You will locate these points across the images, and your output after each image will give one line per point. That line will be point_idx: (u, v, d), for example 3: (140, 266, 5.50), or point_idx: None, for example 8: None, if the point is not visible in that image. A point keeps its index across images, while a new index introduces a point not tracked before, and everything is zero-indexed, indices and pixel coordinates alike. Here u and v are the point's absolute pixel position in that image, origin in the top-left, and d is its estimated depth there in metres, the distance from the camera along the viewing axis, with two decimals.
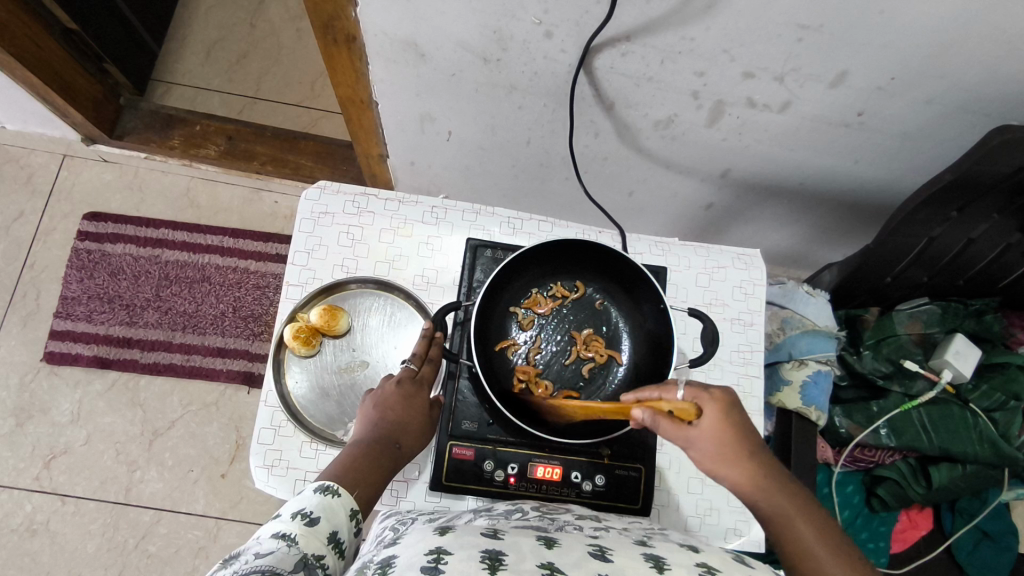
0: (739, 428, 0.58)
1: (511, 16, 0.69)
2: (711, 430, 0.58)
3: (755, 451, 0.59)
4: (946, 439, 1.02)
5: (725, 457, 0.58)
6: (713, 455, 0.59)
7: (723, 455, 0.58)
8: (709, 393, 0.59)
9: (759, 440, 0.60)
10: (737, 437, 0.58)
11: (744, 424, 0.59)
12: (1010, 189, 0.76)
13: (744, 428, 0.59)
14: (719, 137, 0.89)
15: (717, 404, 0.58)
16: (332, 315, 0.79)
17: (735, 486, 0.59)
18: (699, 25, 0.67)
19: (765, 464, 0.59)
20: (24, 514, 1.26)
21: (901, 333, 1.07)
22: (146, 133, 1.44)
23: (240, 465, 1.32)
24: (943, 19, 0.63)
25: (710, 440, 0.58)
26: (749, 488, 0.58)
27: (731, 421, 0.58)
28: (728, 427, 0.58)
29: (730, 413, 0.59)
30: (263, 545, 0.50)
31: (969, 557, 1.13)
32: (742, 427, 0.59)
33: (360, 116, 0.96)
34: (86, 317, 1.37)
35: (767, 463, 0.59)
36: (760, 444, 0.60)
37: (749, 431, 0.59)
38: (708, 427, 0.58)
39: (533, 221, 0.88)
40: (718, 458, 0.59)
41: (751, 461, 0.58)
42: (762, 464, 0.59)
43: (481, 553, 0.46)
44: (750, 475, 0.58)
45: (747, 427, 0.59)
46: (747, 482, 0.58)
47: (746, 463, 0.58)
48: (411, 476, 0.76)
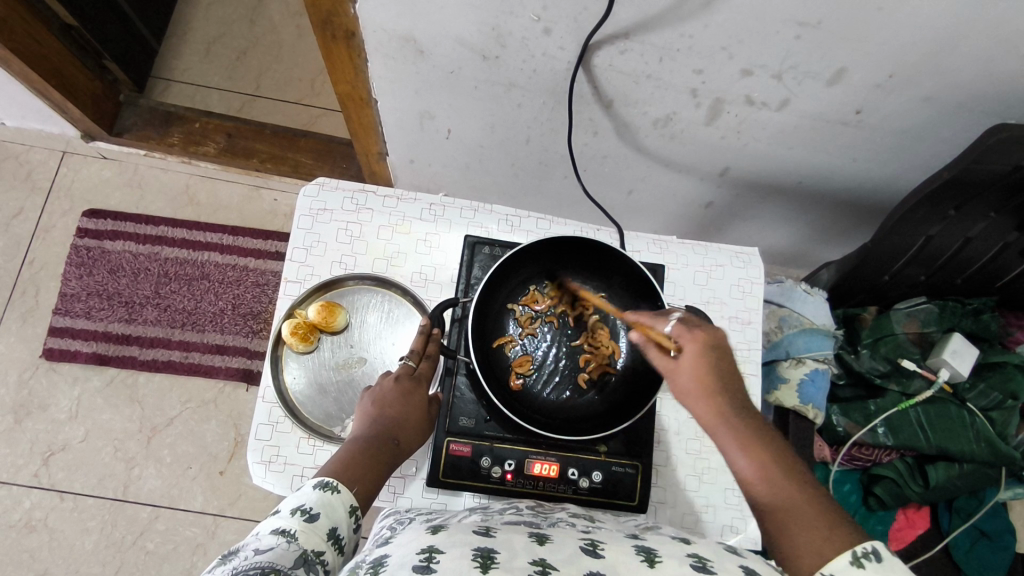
0: (720, 361, 0.60)
1: (510, 13, 0.69)
2: (687, 360, 0.60)
3: (732, 387, 0.60)
4: (943, 438, 1.03)
5: (697, 389, 0.60)
6: (687, 386, 0.60)
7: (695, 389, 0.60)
8: (692, 330, 0.62)
9: (739, 378, 0.61)
10: (714, 370, 0.60)
11: (727, 361, 0.61)
12: (1007, 188, 0.76)
13: (723, 367, 0.60)
14: (718, 135, 0.89)
15: (699, 339, 0.61)
16: (330, 311, 0.78)
17: (705, 420, 0.59)
18: (697, 22, 0.67)
19: (736, 406, 0.59)
20: (22, 511, 1.26)
21: (899, 333, 1.06)
22: (145, 130, 1.43)
23: (239, 462, 1.32)
24: (941, 16, 0.63)
25: (686, 370, 0.60)
26: (717, 422, 0.58)
27: (712, 355, 0.60)
28: (707, 359, 0.60)
29: (711, 349, 0.61)
30: (262, 541, 0.51)
31: (966, 555, 1.13)
32: (724, 361, 0.61)
33: (359, 114, 0.96)
34: (85, 314, 1.38)
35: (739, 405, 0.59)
36: (738, 382, 0.61)
37: (731, 369, 0.61)
38: (686, 358, 0.61)
39: (532, 218, 0.88)
40: (692, 390, 0.60)
41: (720, 398, 0.59)
42: (736, 400, 0.59)
43: (473, 551, 0.46)
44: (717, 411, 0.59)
45: (728, 364, 0.61)
46: (713, 415, 0.58)
47: (716, 397, 0.59)
48: (408, 472, 0.76)
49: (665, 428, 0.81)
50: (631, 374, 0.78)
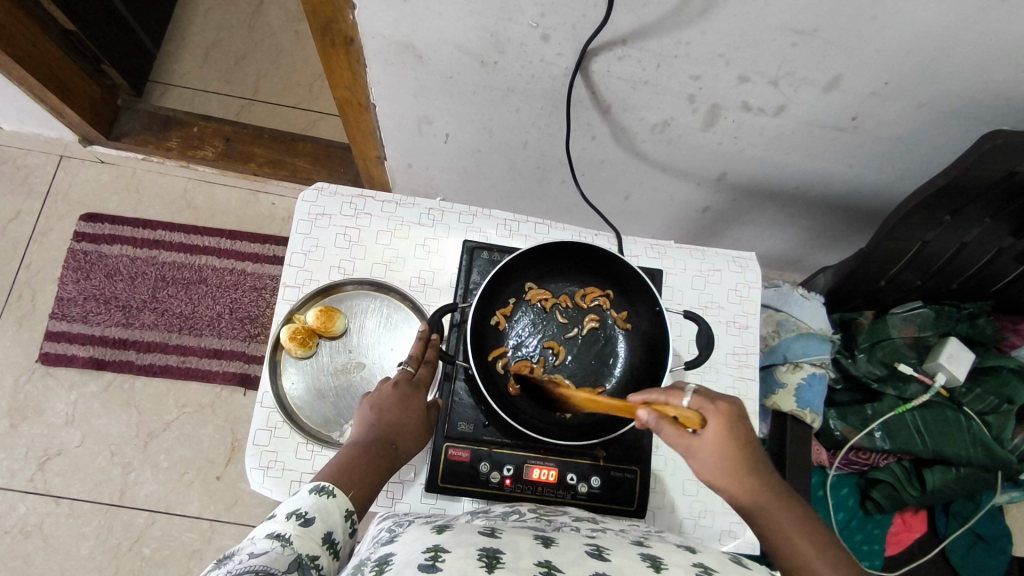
0: (743, 439, 0.59)
1: (508, 19, 0.70)
2: (714, 441, 0.59)
3: (760, 465, 0.60)
4: (940, 442, 1.03)
5: (726, 470, 0.59)
6: (714, 466, 0.59)
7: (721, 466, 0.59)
8: (714, 405, 0.60)
9: (763, 455, 0.61)
10: (741, 449, 0.59)
11: (748, 436, 0.60)
12: (1002, 194, 0.77)
13: (746, 442, 0.59)
14: (715, 140, 0.89)
15: (723, 417, 0.59)
16: (329, 316, 0.79)
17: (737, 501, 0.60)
18: (695, 29, 0.68)
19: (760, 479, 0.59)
20: (17, 516, 1.26)
21: (895, 337, 1.07)
22: (143, 135, 1.44)
23: (236, 467, 1.32)
24: (936, 24, 0.63)
25: (713, 452, 0.59)
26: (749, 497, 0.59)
27: (737, 433, 0.59)
28: (733, 439, 0.59)
29: (734, 425, 0.59)
30: (257, 545, 0.50)
31: (962, 560, 1.14)
32: (747, 438, 0.59)
33: (357, 119, 0.96)
34: (82, 318, 1.37)
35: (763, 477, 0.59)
36: (760, 453, 0.60)
37: (752, 443, 0.60)
38: (710, 438, 0.59)
39: (530, 223, 0.88)
40: (719, 471, 0.59)
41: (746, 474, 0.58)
42: (767, 479, 0.59)
43: (479, 551, 0.46)
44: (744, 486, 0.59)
45: (751, 441, 0.60)
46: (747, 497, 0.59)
47: (744, 472, 0.59)
48: (406, 477, 0.76)
49: None
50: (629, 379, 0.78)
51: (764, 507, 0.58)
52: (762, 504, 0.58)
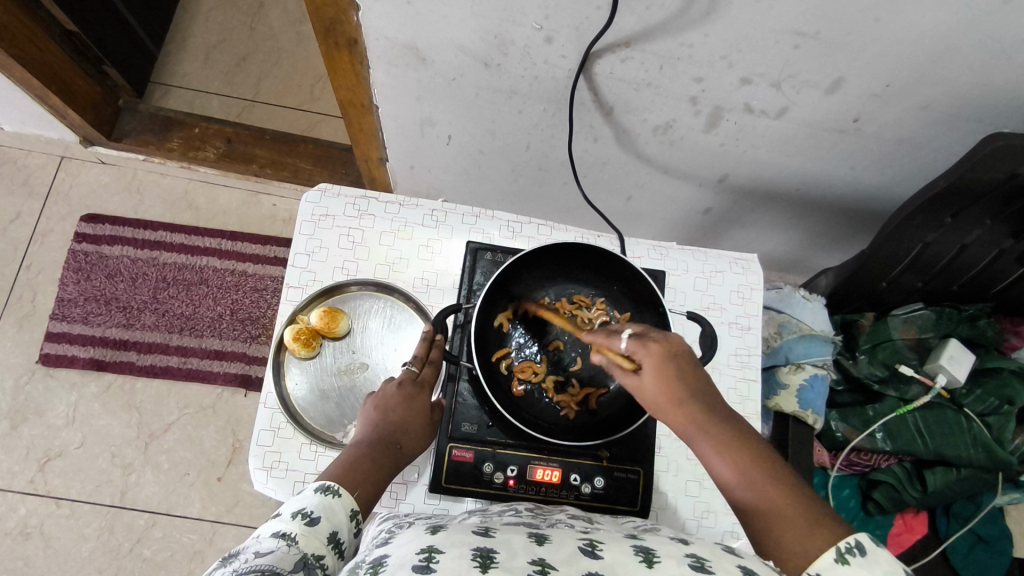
0: (681, 370, 0.59)
1: (513, 22, 0.70)
2: (649, 375, 0.59)
3: (704, 389, 0.59)
4: (941, 443, 1.04)
5: (665, 401, 0.58)
6: (656, 400, 0.59)
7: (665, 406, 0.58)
8: (647, 345, 0.60)
9: (709, 381, 0.60)
10: (678, 379, 0.58)
11: (686, 367, 0.59)
12: (1003, 196, 0.77)
13: (684, 376, 0.59)
14: (717, 142, 0.90)
15: (655, 352, 0.59)
16: (333, 317, 0.79)
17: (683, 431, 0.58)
18: (698, 31, 0.68)
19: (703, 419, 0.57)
20: (17, 517, 1.25)
21: (897, 338, 1.07)
22: (144, 136, 1.44)
23: (237, 468, 1.32)
24: (937, 27, 0.64)
25: (651, 386, 0.59)
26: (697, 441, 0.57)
27: (672, 365, 0.59)
28: (668, 370, 0.58)
29: (669, 359, 0.59)
30: (262, 544, 0.50)
31: (964, 561, 1.14)
32: (686, 368, 0.59)
33: (360, 120, 0.97)
34: (83, 319, 1.37)
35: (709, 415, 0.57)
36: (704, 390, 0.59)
37: (695, 374, 0.59)
38: (647, 374, 0.59)
39: (533, 224, 0.88)
40: (664, 410, 0.58)
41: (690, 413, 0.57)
42: (710, 406, 0.58)
43: (473, 551, 0.46)
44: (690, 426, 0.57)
45: (691, 369, 0.59)
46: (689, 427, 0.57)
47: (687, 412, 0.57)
48: (410, 478, 0.76)
49: (666, 434, 0.81)
50: None
51: (707, 443, 0.56)
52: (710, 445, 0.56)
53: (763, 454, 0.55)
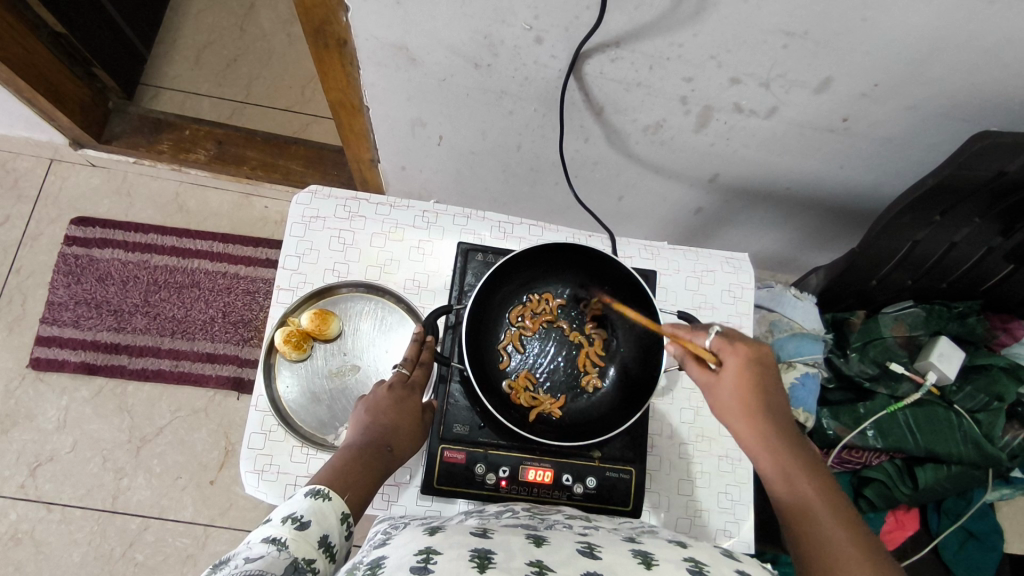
0: (761, 377, 0.62)
1: (502, 22, 0.70)
2: (729, 375, 0.62)
3: (775, 412, 0.61)
4: (932, 441, 1.04)
5: (737, 407, 0.61)
6: (728, 402, 0.62)
7: (740, 404, 0.61)
8: (733, 345, 0.63)
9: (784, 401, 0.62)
10: (755, 384, 0.61)
11: (769, 378, 0.62)
12: (990, 194, 0.78)
13: (764, 385, 0.61)
14: (708, 142, 0.90)
15: (740, 354, 0.62)
16: (323, 319, 0.79)
17: (751, 442, 0.60)
18: (687, 32, 0.68)
19: (776, 427, 0.60)
20: (8, 523, 1.25)
21: (887, 336, 1.08)
22: (134, 137, 1.43)
23: (230, 471, 1.31)
24: (924, 26, 0.64)
25: (728, 384, 0.62)
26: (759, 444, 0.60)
27: (755, 369, 0.62)
28: (750, 374, 0.61)
29: (754, 363, 0.62)
30: (253, 550, 0.50)
31: (955, 556, 1.15)
32: (766, 378, 0.62)
33: (351, 121, 0.96)
34: (73, 323, 1.36)
35: (781, 426, 0.60)
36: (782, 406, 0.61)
37: (774, 385, 0.62)
38: (727, 372, 0.62)
39: (523, 225, 0.88)
40: (733, 406, 0.61)
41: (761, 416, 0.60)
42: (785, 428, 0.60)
43: (470, 552, 0.46)
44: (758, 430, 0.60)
45: (771, 381, 0.62)
46: (756, 437, 0.60)
47: (757, 413, 0.60)
48: (402, 480, 0.76)
49: (658, 433, 0.81)
50: (622, 379, 0.78)
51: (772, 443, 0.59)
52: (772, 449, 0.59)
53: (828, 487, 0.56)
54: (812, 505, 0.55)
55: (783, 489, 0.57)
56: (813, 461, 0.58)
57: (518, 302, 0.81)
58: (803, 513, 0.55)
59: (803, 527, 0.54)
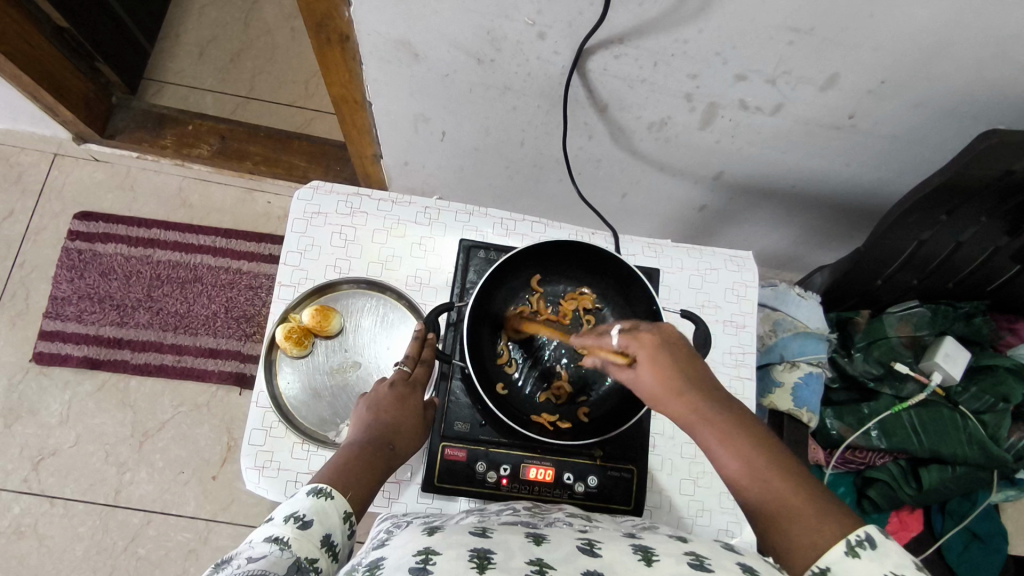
0: (677, 356, 0.57)
1: (505, 17, 0.69)
2: (644, 368, 0.57)
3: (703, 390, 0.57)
4: (937, 442, 1.03)
5: (668, 396, 0.56)
6: (654, 394, 0.57)
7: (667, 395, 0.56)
8: (639, 337, 0.58)
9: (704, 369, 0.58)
10: (674, 367, 0.56)
11: (682, 355, 0.58)
12: (997, 194, 0.77)
13: (681, 365, 0.57)
14: (712, 139, 0.89)
15: (648, 347, 0.57)
16: (325, 315, 0.79)
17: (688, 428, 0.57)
18: (692, 28, 0.67)
19: (709, 404, 0.56)
20: (11, 517, 1.25)
21: (892, 336, 1.07)
22: (137, 132, 1.43)
23: (232, 466, 1.31)
24: (933, 22, 0.63)
25: (648, 379, 0.57)
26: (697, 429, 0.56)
27: (667, 356, 0.57)
28: (664, 361, 0.57)
29: (662, 349, 0.57)
30: (255, 549, 0.50)
31: (959, 557, 1.14)
32: (680, 355, 0.57)
33: (353, 116, 0.96)
34: (76, 317, 1.36)
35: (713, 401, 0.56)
36: (705, 376, 0.57)
37: (688, 360, 0.58)
38: (643, 367, 0.57)
39: (526, 222, 0.88)
40: (659, 397, 0.57)
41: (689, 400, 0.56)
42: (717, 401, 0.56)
43: (470, 552, 0.45)
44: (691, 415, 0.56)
45: (687, 356, 0.58)
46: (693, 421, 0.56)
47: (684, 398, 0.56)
48: (403, 477, 0.76)
49: (661, 432, 0.80)
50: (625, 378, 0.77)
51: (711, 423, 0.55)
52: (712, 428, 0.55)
53: (773, 453, 0.54)
54: (767, 483, 0.53)
55: (728, 470, 0.54)
56: (745, 421, 0.56)
57: (520, 301, 0.80)
58: (761, 495, 0.53)
59: (762, 512, 0.53)
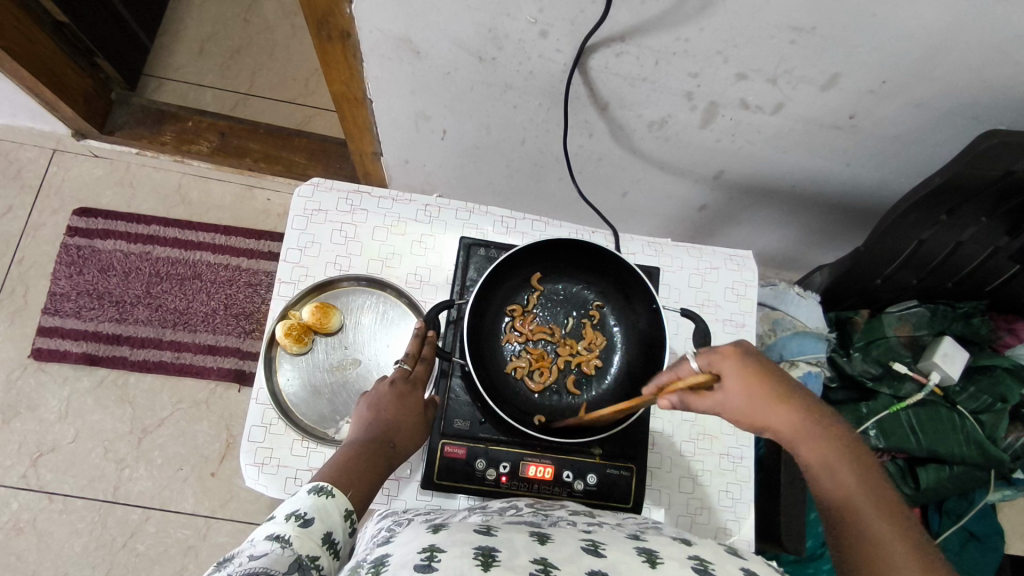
0: (766, 371, 0.58)
1: (507, 15, 0.69)
2: (729, 380, 0.58)
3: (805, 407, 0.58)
4: (935, 441, 1.03)
5: (757, 407, 0.58)
6: (743, 408, 0.58)
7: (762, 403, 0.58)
8: (720, 352, 0.58)
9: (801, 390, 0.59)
10: (763, 380, 0.57)
11: (773, 373, 0.58)
12: (997, 195, 0.77)
13: (777, 377, 0.58)
14: (713, 138, 0.89)
15: (732, 358, 0.58)
16: (324, 312, 0.79)
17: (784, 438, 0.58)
18: (694, 26, 0.67)
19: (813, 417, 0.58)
20: (10, 513, 1.25)
21: (891, 336, 1.08)
22: (137, 129, 1.42)
23: (231, 463, 1.31)
24: (934, 23, 0.63)
25: (736, 393, 0.58)
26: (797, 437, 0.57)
27: (755, 372, 0.57)
28: (749, 378, 0.57)
29: (752, 365, 0.58)
30: (257, 547, 0.50)
31: (957, 557, 1.14)
32: (770, 371, 0.58)
33: (353, 113, 0.96)
34: (75, 314, 1.36)
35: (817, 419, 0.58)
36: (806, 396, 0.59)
37: (780, 378, 0.58)
38: (728, 382, 0.58)
39: (526, 220, 0.88)
40: (750, 411, 0.58)
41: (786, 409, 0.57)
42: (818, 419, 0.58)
43: (474, 550, 0.46)
44: (792, 423, 0.57)
45: (780, 374, 0.58)
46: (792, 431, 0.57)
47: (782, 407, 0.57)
48: (403, 474, 0.76)
49: (660, 431, 0.81)
50: (624, 376, 0.78)
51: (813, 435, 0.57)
52: (812, 443, 0.57)
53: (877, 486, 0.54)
54: (854, 499, 0.53)
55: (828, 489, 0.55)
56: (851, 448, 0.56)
57: (518, 301, 0.80)
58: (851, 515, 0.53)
59: (852, 531, 0.52)
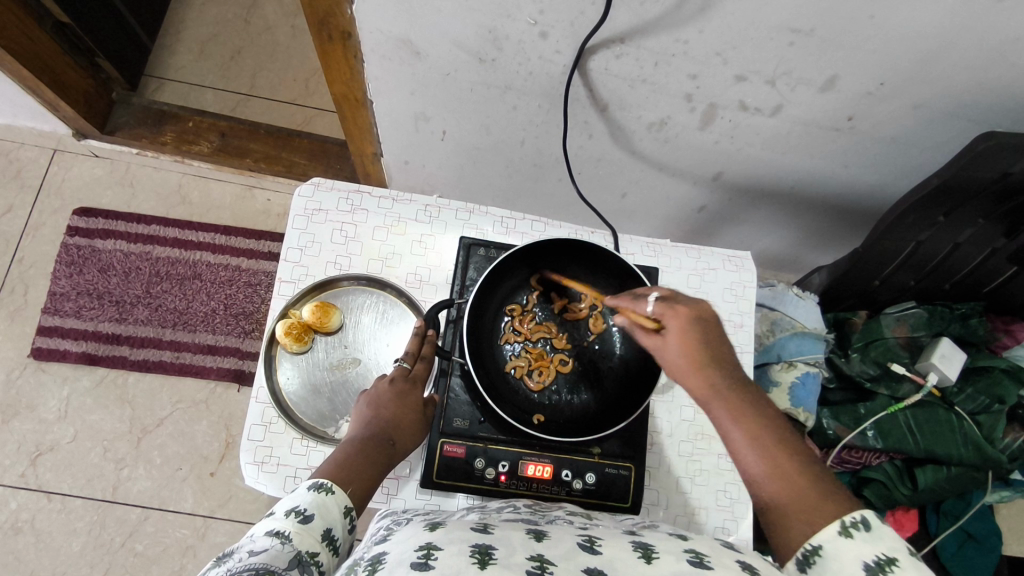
0: (704, 331, 0.57)
1: (507, 16, 0.70)
2: (673, 335, 0.57)
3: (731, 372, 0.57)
4: (932, 442, 1.03)
5: (690, 367, 0.56)
6: (680, 366, 0.57)
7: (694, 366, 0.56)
8: (673, 307, 0.58)
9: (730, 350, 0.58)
10: (701, 339, 0.57)
11: (710, 331, 0.57)
12: (994, 196, 0.78)
13: (711, 339, 0.57)
14: (712, 139, 0.89)
15: (680, 314, 0.57)
16: (325, 312, 0.79)
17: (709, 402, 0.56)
18: (693, 28, 0.68)
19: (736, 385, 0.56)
20: (8, 512, 1.25)
21: (889, 336, 1.08)
22: (138, 129, 1.43)
23: (230, 463, 1.31)
24: (931, 25, 0.64)
25: (675, 349, 0.57)
26: (719, 403, 0.56)
27: (695, 328, 0.57)
28: (690, 334, 0.57)
29: (699, 323, 0.57)
30: (256, 543, 0.50)
31: (953, 557, 1.15)
32: (707, 330, 0.57)
33: (354, 114, 0.96)
34: (75, 313, 1.36)
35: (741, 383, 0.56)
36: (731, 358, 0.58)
37: (714, 337, 0.57)
38: (671, 337, 0.57)
39: (526, 221, 0.88)
40: (685, 368, 0.57)
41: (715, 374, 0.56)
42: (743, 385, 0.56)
43: (471, 548, 0.46)
44: (718, 388, 0.56)
45: (713, 334, 0.57)
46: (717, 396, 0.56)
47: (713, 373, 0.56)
48: (402, 473, 0.76)
49: (659, 430, 0.81)
50: (624, 376, 0.78)
51: (734, 401, 0.55)
52: (736, 409, 0.55)
53: (793, 447, 0.54)
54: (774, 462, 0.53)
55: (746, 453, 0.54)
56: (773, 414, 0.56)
57: (518, 301, 0.81)
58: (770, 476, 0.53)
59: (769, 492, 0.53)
